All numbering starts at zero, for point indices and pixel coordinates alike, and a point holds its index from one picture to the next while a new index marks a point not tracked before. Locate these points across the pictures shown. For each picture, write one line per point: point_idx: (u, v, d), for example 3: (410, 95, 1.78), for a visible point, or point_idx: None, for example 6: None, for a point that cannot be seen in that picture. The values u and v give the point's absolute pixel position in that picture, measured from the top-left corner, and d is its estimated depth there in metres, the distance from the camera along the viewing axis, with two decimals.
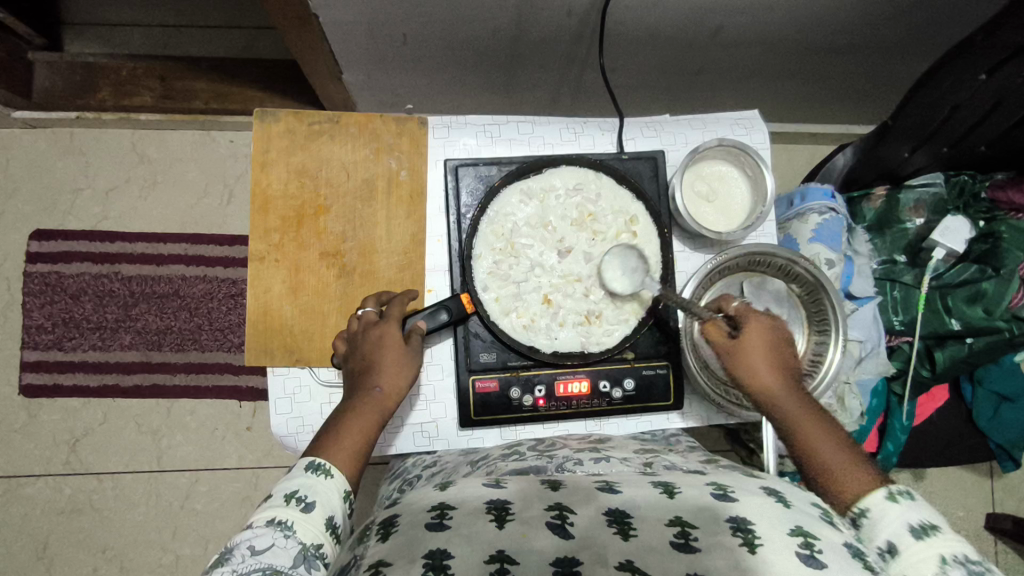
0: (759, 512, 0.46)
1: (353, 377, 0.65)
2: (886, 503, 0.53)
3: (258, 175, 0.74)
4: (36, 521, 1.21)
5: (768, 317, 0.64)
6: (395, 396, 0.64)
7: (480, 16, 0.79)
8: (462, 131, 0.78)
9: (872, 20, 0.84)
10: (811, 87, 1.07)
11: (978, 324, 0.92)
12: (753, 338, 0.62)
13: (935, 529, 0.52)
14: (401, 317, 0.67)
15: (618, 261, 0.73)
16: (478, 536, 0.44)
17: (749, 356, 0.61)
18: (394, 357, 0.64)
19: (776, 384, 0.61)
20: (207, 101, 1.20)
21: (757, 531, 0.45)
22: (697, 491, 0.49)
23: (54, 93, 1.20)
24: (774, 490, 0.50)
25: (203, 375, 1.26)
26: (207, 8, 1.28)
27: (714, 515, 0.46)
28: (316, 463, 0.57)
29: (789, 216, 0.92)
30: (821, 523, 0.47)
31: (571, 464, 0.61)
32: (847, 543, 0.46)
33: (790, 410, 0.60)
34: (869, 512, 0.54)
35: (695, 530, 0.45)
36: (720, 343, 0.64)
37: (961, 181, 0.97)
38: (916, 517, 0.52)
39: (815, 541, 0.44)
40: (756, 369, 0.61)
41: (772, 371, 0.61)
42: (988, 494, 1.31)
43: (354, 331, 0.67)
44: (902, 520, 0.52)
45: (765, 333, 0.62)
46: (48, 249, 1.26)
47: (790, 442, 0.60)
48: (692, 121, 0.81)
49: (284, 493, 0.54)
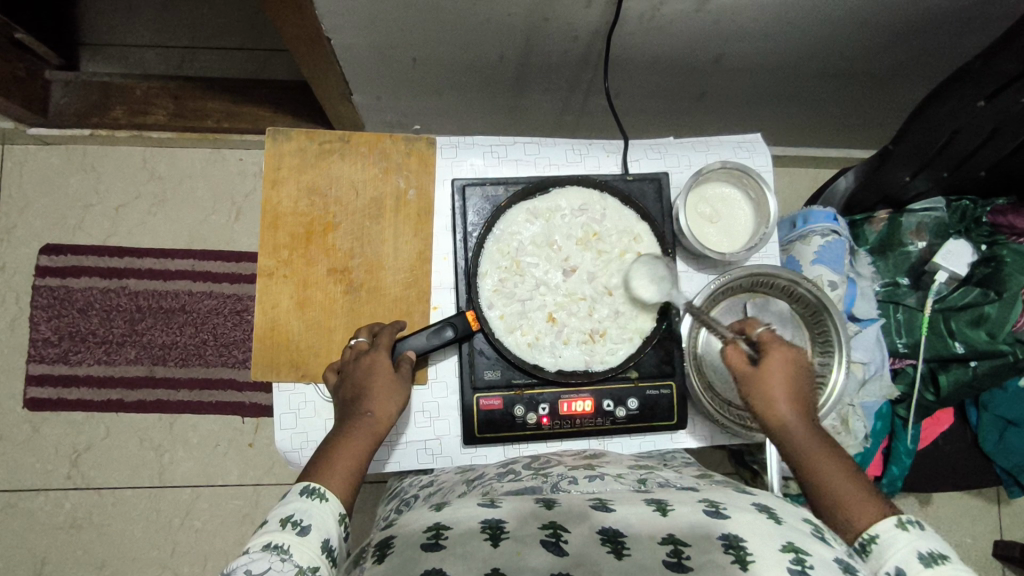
0: (753, 529, 0.46)
1: (343, 405, 0.65)
2: (895, 531, 0.55)
3: (268, 192, 0.76)
4: (34, 537, 1.20)
5: (791, 348, 0.63)
6: (387, 422, 0.64)
7: (488, 41, 0.81)
8: (469, 151, 0.80)
9: (871, 48, 0.86)
10: (813, 113, 1.09)
11: (983, 348, 0.92)
12: (775, 368, 0.62)
13: (945, 559, 0.52)
14: (391, 343, 0.68)
15: (646, 268, 0.73)
16: (473, 555, 0.44)
17: (771, 383, 0.61)
18: (385, 383, 0.65)
19: (791, 413, 0.61)
20: (218, 121, 1.23)
21: (749, 548, 0.45)
22: (689, 509, 0.49)
23: (69, 111, 1.24)
24: (766, 506, 0.50)
25: (207, 391, 1.26)
26: (222, 31, 1.31)
27: (706, 532, 0.46)
28: (310, 487, 0.57)
29: (792, 238, 0.93)
30: (813, 538, 0.47)
31: (566, 484, 0.61)
32: (837, 557, 0.46)
33: (802, 440, 0.60)
34: (879, 538, 0.55)
35: (687, 548, 0.45)
36: (739, 366, 0.63)
37: (961, 206, 0.98)
38: (926, 545, 0.53)
39: (806, 557, 0.44)
40: (776, 397, 0.61)
41: (791, 399, 0.61)
42: (996, 521, 1.30)
43: (347, 359, 0.68)
44: (911, 548, 0.53)
45: (789, 364, 0.62)
46: (58, 264, 1.27)
47: (796, 468, 0.61)
48: (696, 144, 0.82)
49: (279, 517, 0.54)
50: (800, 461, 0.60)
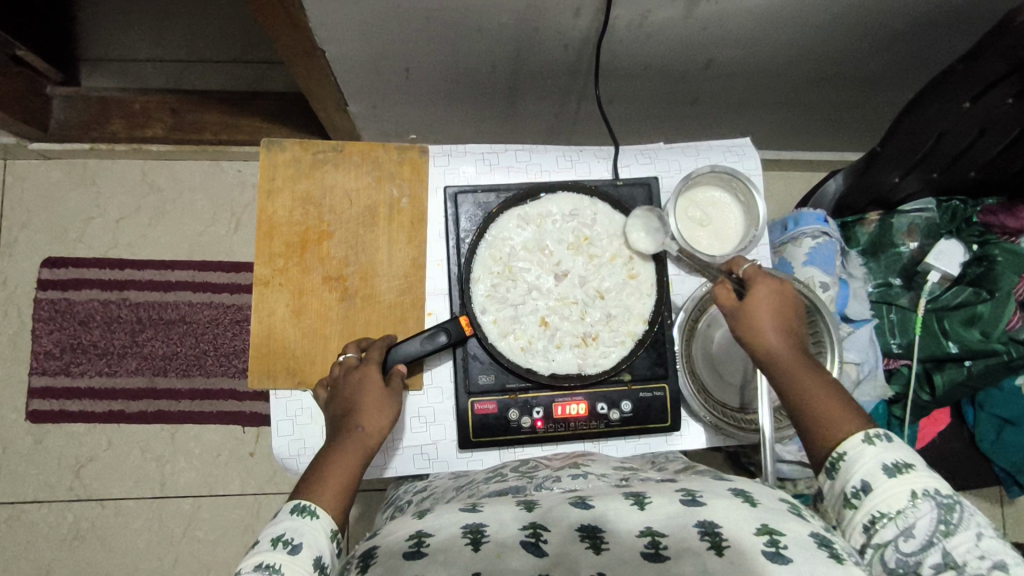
0: (727, 515, 0.47)
1: (335, 423, 0.65)
2: (863, 446, 0.55)
3: (263, 203, 0.77)
4: (37, 549, 1.21)
5: (777, 281, 0.65)
6: (377, 435, 0.64)
7: (480, 50, 0.83)
8: (461, 159, 0.81)
9: (858, 52, 0.87)
10: (804, 117, 1.10)
11: (975, 348, 0.93)
12: (761, 297, 0.64)
13: (910, 467, 0.53)
14: (382, 359, 0.69)
15: (640, 220, 0.76)
16: (454, 561, 0.45)
17: (755, 309, 0.63)
18: (375, 399, 0.65)
19: (777, 341, 0.62)
20: (216, 133, 1.24)
21: (724, 533, 0.45)
22: (666, 499, 0.49)
23: (70, 125, 1.25)
24: (742, 491, 0.50)
25: (208, 401, 1.27)
26: (220, 45, 1.33)
27: (682, 521, 0.47)
28: (300, 505, 0.58)
29: (783, 240, 0.94)
30: (788, 517, 0.47)
31: (549, 483, 0.61)
32: (813, 534, 0.46)
33: (788, 365, 0.61)
34: (847, 454, 0.55)
35: (664, 538, 0.46)
36: (728, 300, 0.66)
37: (953, 206, 0.98)
38: (892, 457, 0.53)
39: (780, 537, 0.45)
40: (760, 324, 0.63)
41: (776, 327, 0.63)
42: (1000, 521, 1.30)
43: (337, 374, 0.69)
44: (876, 460, 0.53)
45: (774, 294, 0.64)
46: (60, 276, 1.29)
47: (785, 397, 0.61)
48: (686, 149, 0.83)
49: (270, 538, 0.55)
50: (788, 386, 0.60)
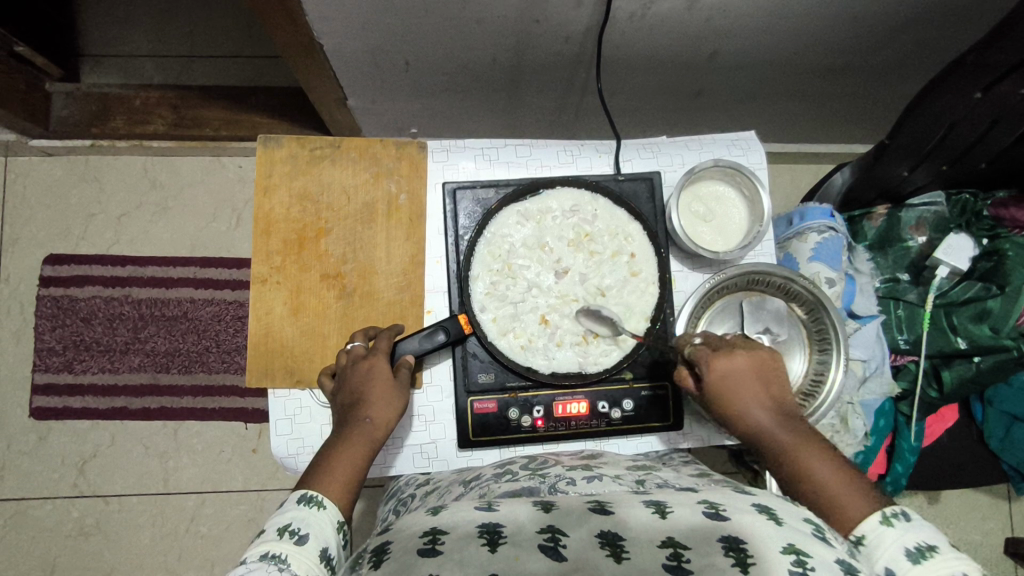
0: (753, 532, 0.46)
1: (343, 411, 0.65)
2: (882, 528, 0.54)
3: (261, 199, 0.76)
4: (43, 544, 1.22)
5: (726, 356, 0.63)
6: (384, 428, 0.64)
7: (480, 43, 0.81)
8: (461, 155, 0.80)
9: (867, 42, 0.85)
10: (811, 109, 1.08)
11: (985, 344, 0.92)
12: (717, 385, 0.63)
13: (934, 550, 0.53)
14: (390, 349, 0.68)
15: (612, 280, 0.73)
16: (470, 560, 0.44)
17: (718, 398, 0.63)
18: (383, 388, 0.65)
19: (753, 417, 0.62)
20: (216, 129, 1.23)
21: (750, 550, 0.44)
22: (688, 510, 0.49)
23: (70, 121, 1.24)
24: (766, 507, 0.50)
25: (211, 398, 1.27)
26: (220, 39, 1.32)
27: (706, 534, 0.46)
28: (308, 495, 0.58)
29: (788, 235, 0.92)
30: (813, 539, 0.47)
31: (562, 485, 0.60)
32: (839, 559, 0.46)
33: (770, 440, 0.61)
34: (866, 538, 0.54)
35: (687, 551, 0.45)
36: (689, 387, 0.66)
37: (962, 200, 0.96)
38: (913, 540, 0.53)
39: (807, 558, 0.44)
40: (731, 409, 0.63)
41: (747, 407, 0.62)
42: (1007, 517, 1.28)
43: (344, 364, 0.67)
44: (899, 544, 0.53)
45: (729, 375, 0.63)
46: (62, 273, 1.29)
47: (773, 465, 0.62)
48: (689, 143, 0.82)
49: (277, 527, 0.55)
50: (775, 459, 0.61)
